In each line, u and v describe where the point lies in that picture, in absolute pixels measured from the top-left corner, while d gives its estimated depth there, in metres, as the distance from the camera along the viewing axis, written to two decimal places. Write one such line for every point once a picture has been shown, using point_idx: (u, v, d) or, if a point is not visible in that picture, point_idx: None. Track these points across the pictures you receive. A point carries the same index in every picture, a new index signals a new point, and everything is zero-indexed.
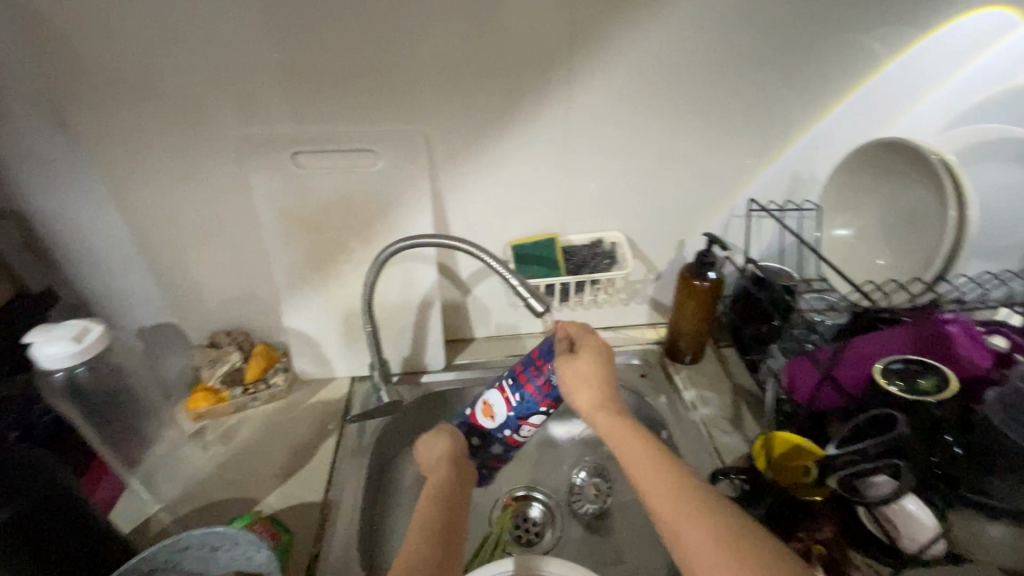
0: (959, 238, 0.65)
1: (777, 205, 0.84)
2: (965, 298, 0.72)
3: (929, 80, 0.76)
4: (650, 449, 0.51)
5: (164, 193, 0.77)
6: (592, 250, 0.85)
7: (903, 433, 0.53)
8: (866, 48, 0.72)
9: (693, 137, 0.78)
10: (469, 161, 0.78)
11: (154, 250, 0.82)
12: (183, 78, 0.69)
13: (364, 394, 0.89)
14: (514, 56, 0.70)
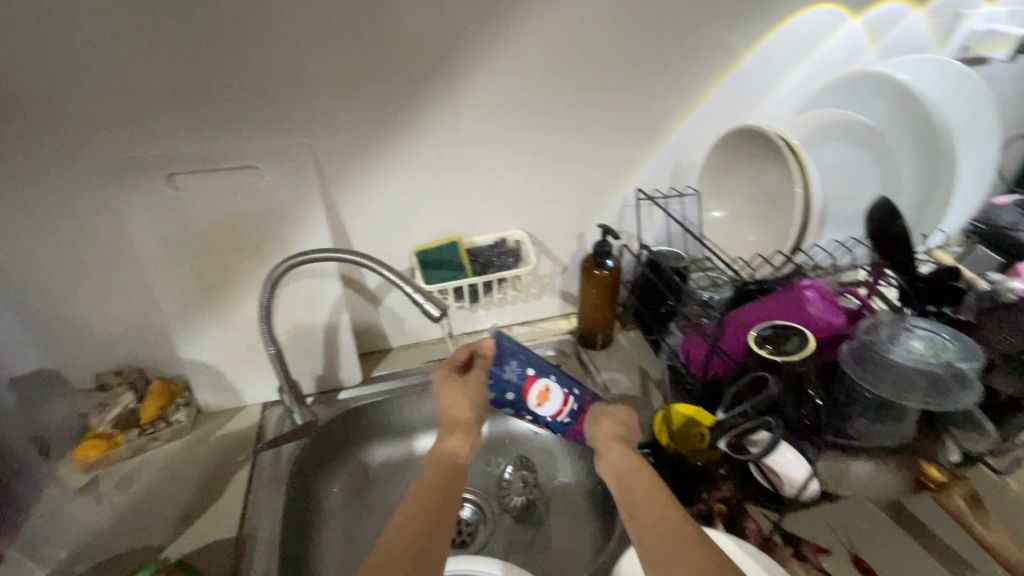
0: (806, 212, 0.74)
1: (662, 193, 0.89)
2: (821, 265, 0.81)
3: (781, 69, 0.82)
4: (659, 494, 0.47)
5: (25, 230, 0.71)
6: (496, 249, 0.86)
7: (772, 393, 0.59)
8: (724, 44, 0.78)
9: (579, 134, 0.82)
10: (362, 172, 0.78)
11: (20, 292, 0.75)
12: (28, 100, 0.63)
13: (277, 418, 0.86)
14: (394, 64, 0.70)
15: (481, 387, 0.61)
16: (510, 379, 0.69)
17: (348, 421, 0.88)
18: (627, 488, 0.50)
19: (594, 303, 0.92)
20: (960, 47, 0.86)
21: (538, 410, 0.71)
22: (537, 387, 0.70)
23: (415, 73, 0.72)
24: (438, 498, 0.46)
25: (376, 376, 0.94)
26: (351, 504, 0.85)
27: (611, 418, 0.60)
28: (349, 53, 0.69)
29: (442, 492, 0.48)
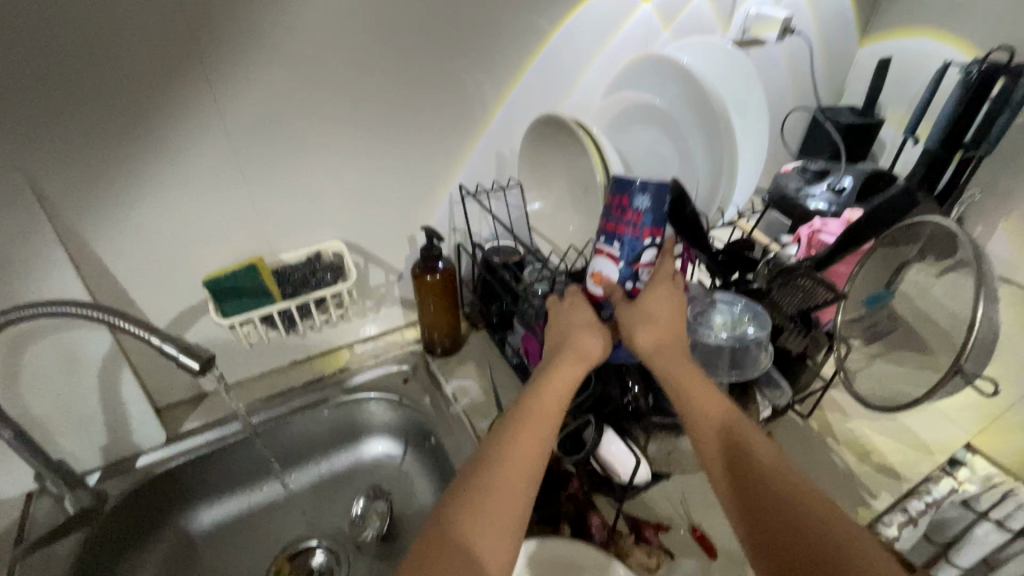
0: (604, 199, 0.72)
1: (485, 188, 0.86)
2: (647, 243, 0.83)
3: (587, 53, 0.81)
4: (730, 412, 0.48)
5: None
6: (308, 266, 0.76)
7: None
8: (525, 29, 0.75)
9: (386, 131, 0.75)
10: (113, 194, 0.63)
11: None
12: None
13: (48, 508, 0.68)
14: (125, 58, 0.57)
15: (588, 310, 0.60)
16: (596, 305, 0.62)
17: (159, 490, 0.75)
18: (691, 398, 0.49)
19: (432, 310, 0.85)
20: (740, 29, 0.92)
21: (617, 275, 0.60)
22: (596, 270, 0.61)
23: (160, 70, 0.59)
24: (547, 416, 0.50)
25: (187, 429, 0.79)
26: None
27: (665, 307, 0.55)
28: (56, 44, 0.54)
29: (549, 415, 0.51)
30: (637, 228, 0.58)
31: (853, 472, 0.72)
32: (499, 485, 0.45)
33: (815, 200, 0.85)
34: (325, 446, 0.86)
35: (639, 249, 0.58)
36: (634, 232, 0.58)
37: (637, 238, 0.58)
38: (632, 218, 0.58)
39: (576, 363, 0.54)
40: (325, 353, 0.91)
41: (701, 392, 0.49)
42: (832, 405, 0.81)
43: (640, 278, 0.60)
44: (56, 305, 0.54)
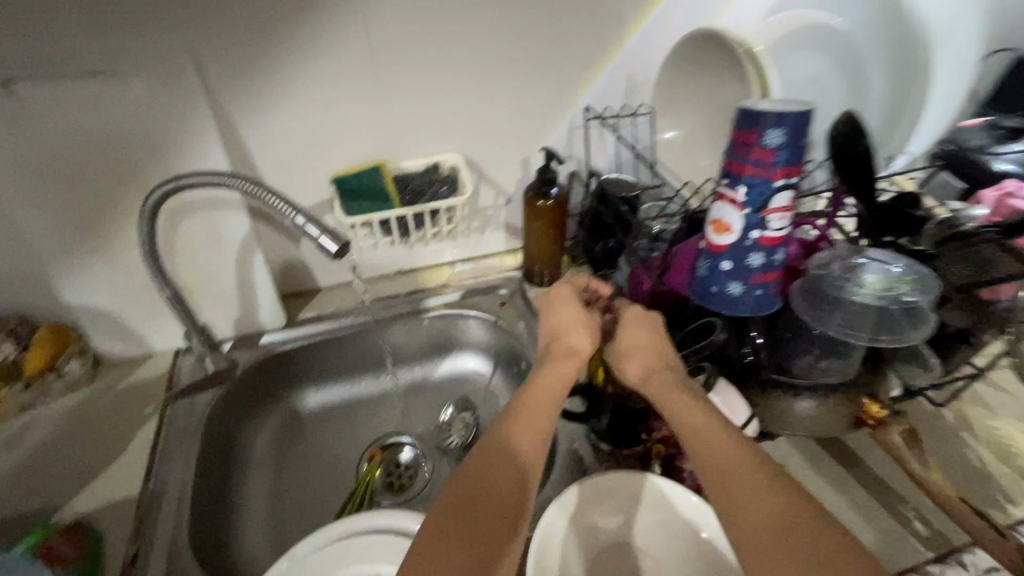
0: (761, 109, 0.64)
1: (613, 112, 0.80)
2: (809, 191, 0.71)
3: None
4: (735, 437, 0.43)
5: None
6: (426, 176, 0.76)
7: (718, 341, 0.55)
8: None
9: (519, 40, 0.71)
10: (261, 83, 0.66)
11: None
12: None
13: (191, 366, 0.78)
14: None
15: (573, 311, 0.59)
16: (708, 267, 0.55)
17: (277, 368, 0.83)
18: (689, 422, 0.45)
19: (538, 237, 0.84)
20: None
21: (739, 230, 0.51)
22: (716, 223, 0.52)
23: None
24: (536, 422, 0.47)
25: (303, 318, 0.86)
26: (279, 451, 0.81)
27: (650, 336, 0.56)
28: None
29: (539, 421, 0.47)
30: (767, 168, 0.48)
31: (990, 473, 0.64)
32: (488, 491, 0.41)
33: (1004, 159, 0.71)
34: (422, 354, 0.90)
35: (768, 194, 0.49)
36: (763, 174, 0.48)
37: (767, 181, 0.48)
38: (761, 158, 0.48)
39: (568, 365, 0.53)
40: (428, 267, 0.93)
41: (703, 418, 0.45)
42: (975, 399, 0.71)
43: (769, 228, 0.51)
44: (222, 179, 0.59)
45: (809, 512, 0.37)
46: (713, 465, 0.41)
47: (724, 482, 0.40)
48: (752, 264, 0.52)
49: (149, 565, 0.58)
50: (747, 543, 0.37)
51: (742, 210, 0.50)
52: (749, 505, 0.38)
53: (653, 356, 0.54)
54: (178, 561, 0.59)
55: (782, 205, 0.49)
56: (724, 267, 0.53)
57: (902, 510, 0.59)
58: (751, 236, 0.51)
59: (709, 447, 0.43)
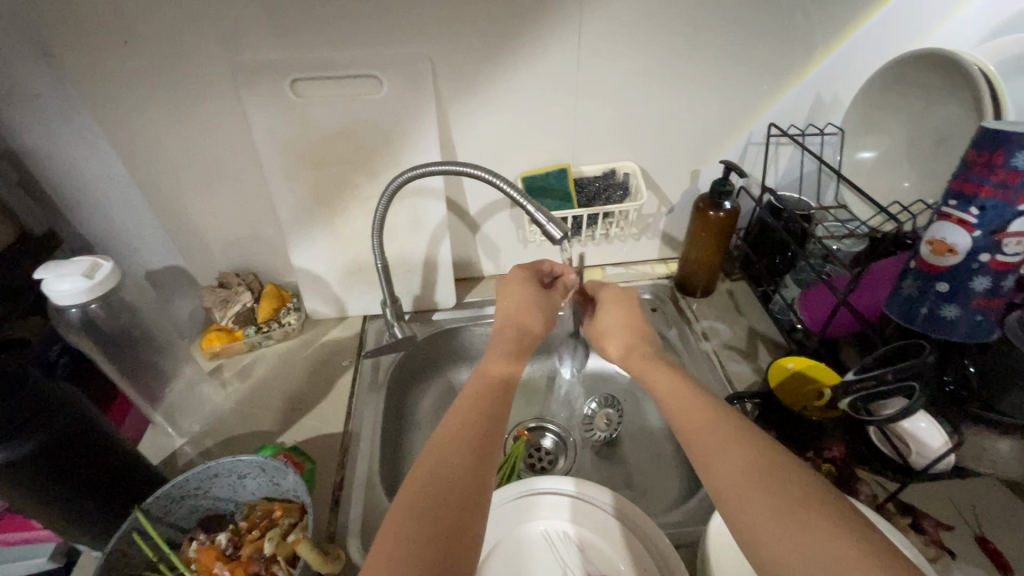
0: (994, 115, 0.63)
1: (797, 130, 0.81)
2: None
3: None
4: (706, 405, 0.50)
5: (149, 125, 0.72)
6: (605, 180, 0.82)
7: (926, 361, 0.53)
8: None
9: (716, 58, 0.74)
10: (480, 88, 0.74)
11: (144, 185, 0.77)
12: (165, 10, 0.63)
13: (376, 332, 0.90)
14: None
15: (523, 292, 0.67)
16: (921, 287, 0.56)
17: (446, 341, 0.92)
18: (672, 396, 0.52)
19: (702, 247, 0.86)
20: None
21: (963, 253, 0.51)
22: (935, 244, 0.53)
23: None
24: (495, 396, 0.54)
25: (469, 302, 0.95)
26: (440, 417, 0.89)
27: (620, 306, 0.68)
28: None
29: (487, 398, 0.54)
30: (1012, 192, 0.47)
31: None
32: (473, 446, 0.48)
33: None
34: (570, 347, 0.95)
35: (1006, 218, 0.48)
36: (1006, 197, 0.48)
37: (1009, 204, 0.48)
38: (1005, 180, 0.47)
39: (508, 342, 0.62)
40: (584, 267, 0.97)
41: (682, 392, 0.52)
42: None
43: (1003, 253, 0.50)
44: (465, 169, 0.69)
45: (787, 464, 0.43)
46: (692, 433, 0.47)
47: (701, 443, 0.46)
48: (979, 286, 0.52)
49: (351, 492, 0.67)
50: (717, 485, 0.43)
51: (973, 232, 0.50)
52: (719, 455, 0.44)
53: (627, 331, 0.66)
54: (373, 492, 0.68)
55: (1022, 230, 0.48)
56: (939, 288, 0.54)
57: None
58: (980, 258, 0.51)
59: (689, 420, 0.49)
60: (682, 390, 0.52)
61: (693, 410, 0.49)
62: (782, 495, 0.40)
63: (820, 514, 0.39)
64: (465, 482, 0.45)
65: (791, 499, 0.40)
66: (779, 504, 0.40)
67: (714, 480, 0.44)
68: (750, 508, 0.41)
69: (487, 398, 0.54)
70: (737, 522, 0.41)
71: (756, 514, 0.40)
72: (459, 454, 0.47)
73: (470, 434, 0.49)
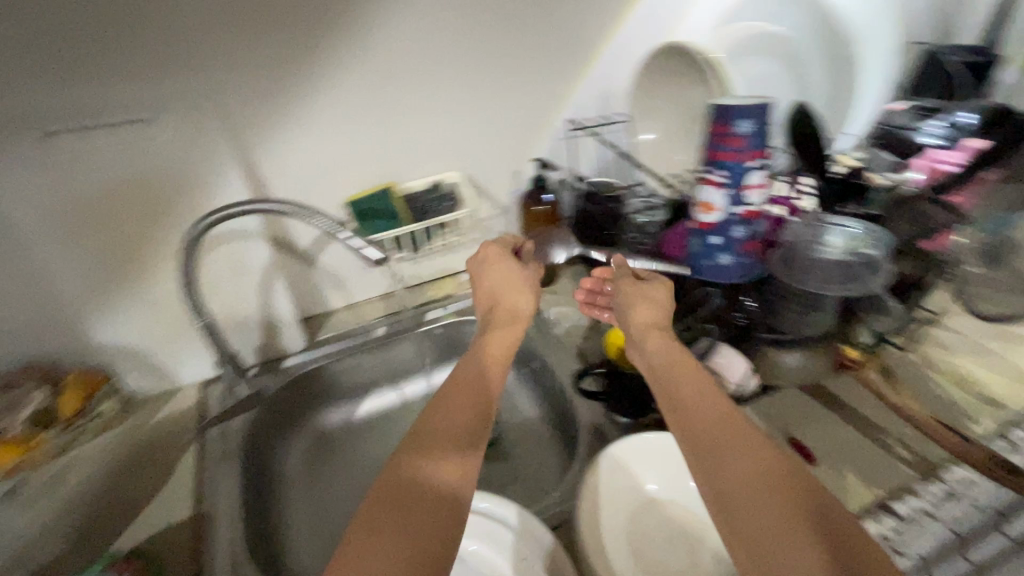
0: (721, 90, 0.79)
1: (591, 122, 0.89)
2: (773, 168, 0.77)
3: None
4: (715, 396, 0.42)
5: None
6: (431, 193, 0.83)
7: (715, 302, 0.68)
8: None
9: (507, 69, 0.80)
10: (281, 118, 0.72)
11: None
12: None
13: (221, 394, 0.82)
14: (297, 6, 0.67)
15: (516, 267, 0.63)
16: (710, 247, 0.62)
17: (303, 387, 0.86)
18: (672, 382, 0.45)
19: (536, 240, 0.92)
20: None
21: (721, 209, 0.60)
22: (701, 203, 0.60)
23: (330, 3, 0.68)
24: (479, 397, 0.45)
25: (323, 339, 0.91)
26: (312, 468, 0.85)
27: (665, 271, 0.56)
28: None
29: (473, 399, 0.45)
30: (740, 153, 0.56)
31: (959, 401, 0.74)
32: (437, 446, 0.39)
33: (926, 132, 0.76)
34: (436, 361, 0.96)
35: (743, 175, 0.57)
36: (738, 159, 0.56)
37: (741, 164, 0.56)
38: (735, 145, 0.56)
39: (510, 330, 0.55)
40: (434, 281, 1.00)
41: (691, 378, 0.44)
42: (936, 342, 0.82)
43: (749, 203, 0.59)
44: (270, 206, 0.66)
45: (794, 468, 0.37)
46: (699, 421, 0.40)
47: (703, 439, 0.39)
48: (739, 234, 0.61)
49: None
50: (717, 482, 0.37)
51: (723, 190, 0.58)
52: (726, 456, 0.37)
53: (660, 306, 0.54)
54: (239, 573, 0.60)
55: (756, 183, 0.57)
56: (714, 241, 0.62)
57: (889, 440, 0.67)
58: (734, 210, 0.59)
59: (700, 419, 0.40)
60: (694, 376, 0.45)
61: (700, 399, 0.42)
62: (805, 520, 0.33)
63: (818, 537, 0.32)
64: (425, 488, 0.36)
65: (786, 511, 0.34)
66: (783, 517, 0.34)
67: (715, 481, 0.37)
68: (752, 518, 0.34)
69: (468, 396, 0.45)
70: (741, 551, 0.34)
71: (754, 524, 0.34)
72: (440, 471, 0.38)
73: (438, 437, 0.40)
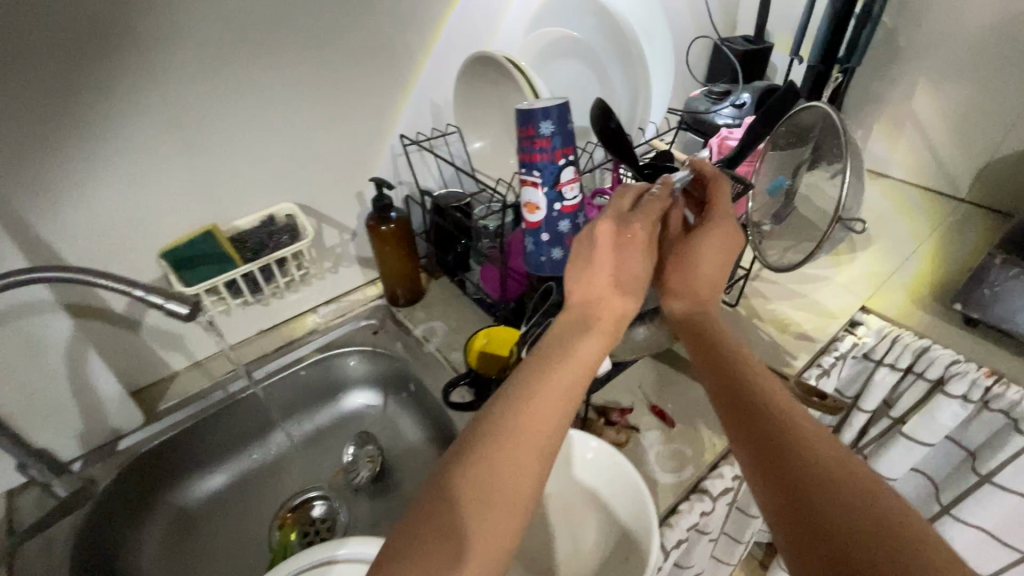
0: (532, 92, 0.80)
1: (425, 136, 0.90)
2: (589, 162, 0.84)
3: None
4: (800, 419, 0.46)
5: None
6: (265, 228, 0.78)
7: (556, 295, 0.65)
8: None
9: (323, 93, 0.78)
10: (59, 166, 0.63)
11: None
12: None
13: (35, 499, 0.68)
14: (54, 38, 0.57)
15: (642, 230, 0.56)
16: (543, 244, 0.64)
17: (147, 469, 0.76)
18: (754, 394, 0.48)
19: (390, 260, 0.90)
20: None
21: (545, 207, 0.62)
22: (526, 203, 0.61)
23: (94, 39, 0.59)
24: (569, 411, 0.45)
25: (163, 410, 0.79)
26: (173, 555, 0.75)
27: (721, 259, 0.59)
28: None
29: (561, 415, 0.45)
30: (548, 153, 0.59)
31: (778, 342, 0.86)
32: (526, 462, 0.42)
33: (722, 115, 0.97)
34: (308, 404, 0.90)
35: (556, 173, 0.60)
36: (549, 157, 0.59)
37: (552, 162, 0.59)
38: (543, 146, 0.59)
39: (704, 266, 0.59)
40: (292, 318, 0.93)
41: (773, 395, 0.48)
42: (756, 293, 0.96)
43: (566, 199, 0.61)
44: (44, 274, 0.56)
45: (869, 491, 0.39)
46: (782, 436, 0.44)
47: (784, 456, 0.42)
48: (565, 228, 0.63)
49: None
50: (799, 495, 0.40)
51: (541, 189, 0.61)
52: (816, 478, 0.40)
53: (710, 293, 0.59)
54: None
55: (569, 179, 0.60)
56: (544, 238, 0.63)
57: None
58: (555, 207, 0.62)
59: (776, 433, 0.44)
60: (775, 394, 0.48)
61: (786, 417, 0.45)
62: (840, 488, 0.39)
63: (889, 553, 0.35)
64: (512, 492, 0.40)
65: (866, 536, 0.36)
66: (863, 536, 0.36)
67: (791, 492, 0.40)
68: (827, 525, 0.38)
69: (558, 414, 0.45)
70: (787, 521, 0.40)
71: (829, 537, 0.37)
72: (494, 512, 0.40)
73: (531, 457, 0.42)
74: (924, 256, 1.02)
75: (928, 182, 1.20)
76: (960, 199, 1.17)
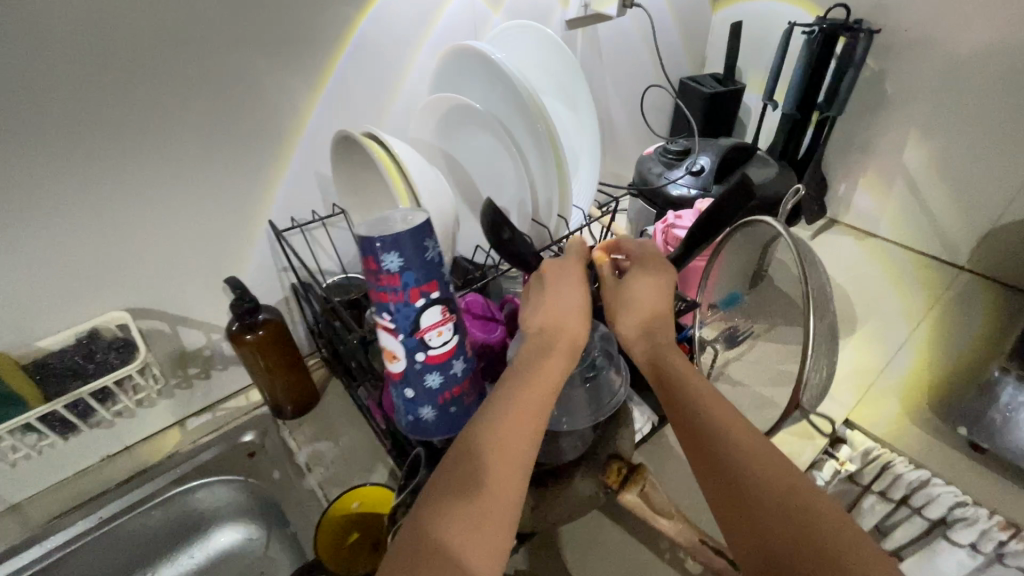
0: None
1: (308, 219, 0.75)
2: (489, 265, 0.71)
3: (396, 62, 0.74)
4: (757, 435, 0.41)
5: None
6: (82, 349, 0.61)
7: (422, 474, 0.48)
8: (320, 35, 0.66)
9: (159, 175, 0.61)
10: None
11: None
12: None
13: None
14: None
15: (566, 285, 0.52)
16: (411, 400, 0.47)
17: None
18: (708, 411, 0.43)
19: (265, 372, 0.73)
20: (580, 4, 0.86)
21: (404, 358, 0.45)
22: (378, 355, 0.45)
23: None
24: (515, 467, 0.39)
25: None
26: None
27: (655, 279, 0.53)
28: None
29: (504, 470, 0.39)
30: (399, 294, 0.42)
31: None
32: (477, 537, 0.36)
33: (677, 184, 0.81)
34: (164, 550, 0.73)
35: (412, 318, 0.43)
36: (400, 299, 0.43)
37: (406, 305, 0.43)
38: (391, 283, 0.42)
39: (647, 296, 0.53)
40: (150, 439, 0.76)
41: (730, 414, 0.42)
42: None
43: (431, 347, 0.45)
44: None
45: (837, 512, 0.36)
46: (748, 459, 0.39)
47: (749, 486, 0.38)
48: (433, 382, 0.46)
49: None
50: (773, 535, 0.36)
51: (396, 338, 0.44)
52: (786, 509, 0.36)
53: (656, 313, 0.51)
54: None
55: (433, 324, 0.44)
56: (409, 395, 0.47)
57: (676, 552, 0.59)
58: (416, 358, 0.45)
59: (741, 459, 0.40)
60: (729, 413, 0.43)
61: (749, 440, 0.41)
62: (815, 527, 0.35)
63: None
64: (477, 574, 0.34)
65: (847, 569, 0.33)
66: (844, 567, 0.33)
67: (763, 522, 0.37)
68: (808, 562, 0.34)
69: (507, 471, 0.39)
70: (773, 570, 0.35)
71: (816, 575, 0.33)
72: None
73: (479, 527, 0.36)
74: (920, 346, 0.86)
75: (922, 246, 1.04)
76: (961, 267, 1.01)
